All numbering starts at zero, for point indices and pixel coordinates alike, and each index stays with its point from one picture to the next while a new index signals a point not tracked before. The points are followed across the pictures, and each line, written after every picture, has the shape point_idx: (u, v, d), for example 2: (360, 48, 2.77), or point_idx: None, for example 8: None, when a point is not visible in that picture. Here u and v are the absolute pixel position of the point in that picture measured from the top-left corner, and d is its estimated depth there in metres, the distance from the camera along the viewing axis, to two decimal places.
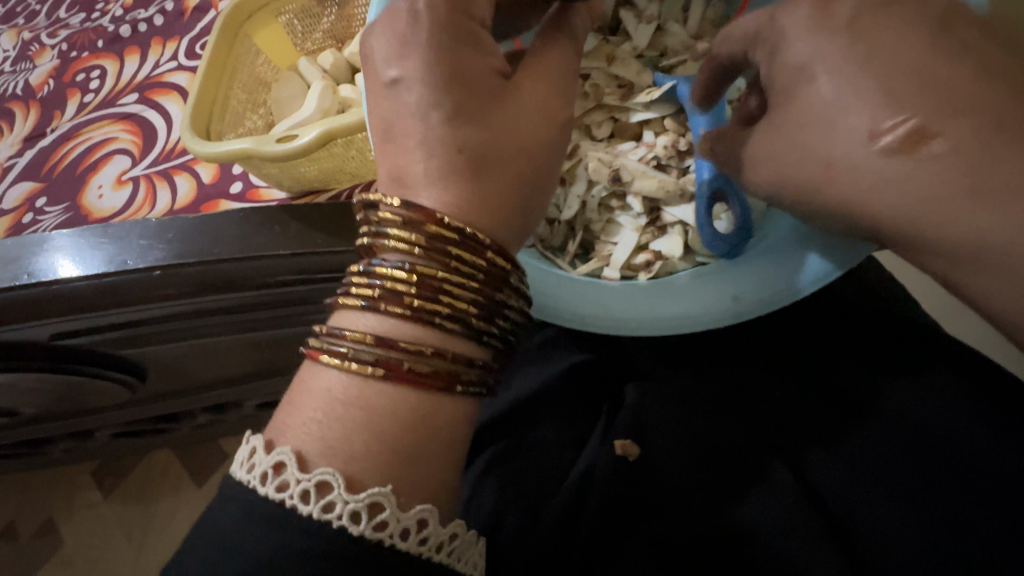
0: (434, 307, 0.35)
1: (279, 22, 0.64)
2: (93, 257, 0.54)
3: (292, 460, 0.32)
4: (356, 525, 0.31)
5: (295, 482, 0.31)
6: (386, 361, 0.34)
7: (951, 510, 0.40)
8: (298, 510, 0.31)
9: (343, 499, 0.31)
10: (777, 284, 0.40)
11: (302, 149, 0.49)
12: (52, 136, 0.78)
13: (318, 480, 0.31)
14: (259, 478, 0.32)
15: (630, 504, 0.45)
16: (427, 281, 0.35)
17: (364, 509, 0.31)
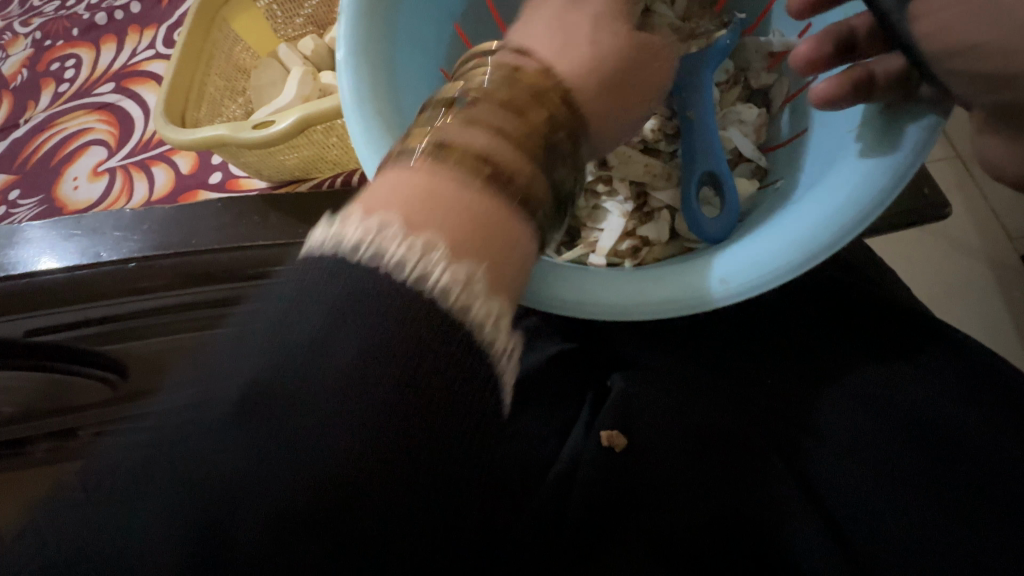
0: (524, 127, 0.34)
1: (257, 7, 0.62)
2: (66, 249, 0.52)
3: (389, 226, 0.27)
4: (444, 307, 0.27)
5: (386, 233, 0.27)
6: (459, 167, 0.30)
7: (940, 495, 0.40)
8: (384, 277, 0.26)
9: (447, 285, 0.27)
10: (772, 264, 0.37)
11: (279, 135, 0.47)
12: (25, 127, 0.75)
13: (415, 247, 0.27)
14: (345, 247, 0.27)
15: (619, 495, 0.43)
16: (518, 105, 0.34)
17: (447, 298, 0.27)
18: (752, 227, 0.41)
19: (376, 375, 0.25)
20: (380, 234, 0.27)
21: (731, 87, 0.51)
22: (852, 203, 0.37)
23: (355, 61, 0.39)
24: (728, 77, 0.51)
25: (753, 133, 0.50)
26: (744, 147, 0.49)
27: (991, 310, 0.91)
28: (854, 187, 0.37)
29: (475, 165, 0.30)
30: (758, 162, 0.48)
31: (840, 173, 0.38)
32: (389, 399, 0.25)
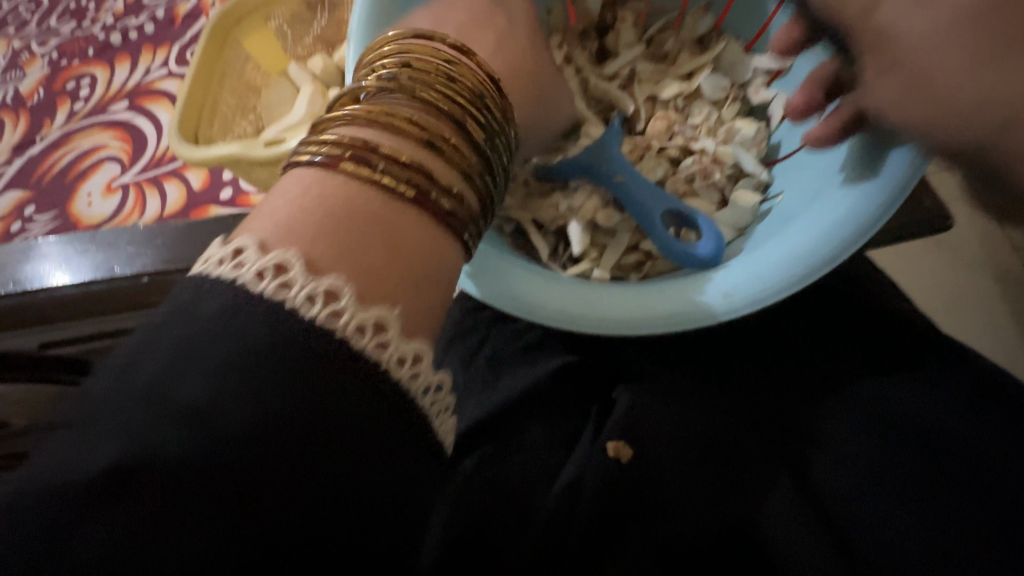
0: (442, 107, 0.35)
1: (269, 28, 0.64)
2: (81, 264, 0.54)
3: (252, 245, 0.28)
4: (313, 308, 0.26)
5: (255, 263, 0.27)
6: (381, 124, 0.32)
7: (947, 507, 0.40)
8: (251, 288, 0.26)
9: (302, 279, 0.26)
10: (773, 280, 0.37)
11: (289, 153, 0.48)
12: (41, 144, 0.77)
13: (277, 261, 0.27)
14: (222, 264, 0.27)
15: (624, 507, 0.43)
16: (442, 85, 0.36)
17: (324, 294, 0.26)
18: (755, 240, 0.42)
19: (292, 355, 0.25)
20: (246, 252, 0.27)
21: (731, 103, 0.51)
22: (854, 215, 0.38)
23: (363, 82, 0.41)
24: (727, 94, 0.52)
25: (754, 147, 0.49)
26: (747, 161, 0.49)
27: (1000, 323, 0.91)
28: (854, 201, 0.38)
29: (396, 126, 0.33)
30: (760, 176, 0.48)
31: (841, 188, 0.39)
32: (308, 391, 0.25)
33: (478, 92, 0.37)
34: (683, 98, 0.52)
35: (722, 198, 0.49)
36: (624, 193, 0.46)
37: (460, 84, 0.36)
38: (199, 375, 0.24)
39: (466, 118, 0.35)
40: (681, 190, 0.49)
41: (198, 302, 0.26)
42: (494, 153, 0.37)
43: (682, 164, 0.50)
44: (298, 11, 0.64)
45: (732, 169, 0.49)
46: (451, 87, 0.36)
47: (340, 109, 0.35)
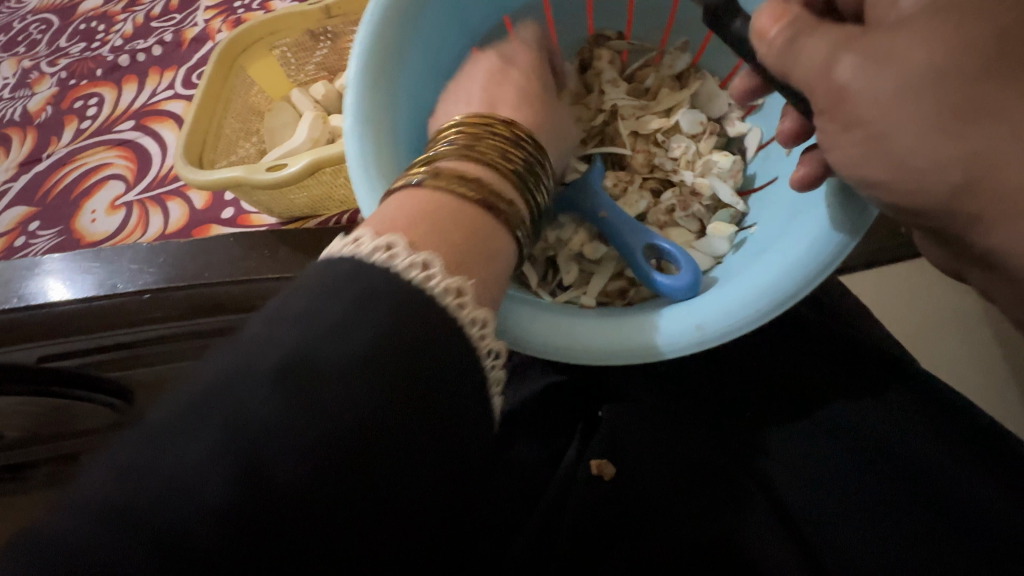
0: (512, 159, 0.40)
1: (273, 55, 0.67)
2: (83, 281, 0.55)
3: (403, 243, 0.31)
4: (455, 307, 0.30)
5: (400, 256, 0.30)
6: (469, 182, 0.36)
7: (915, 525, 0.42)
8: (407, 278, 0.30)
9: (446, 278, 0.31)
10: (745, 313, 0.39)
11: (292, 177, 0.50)
12: (47, 161, 0.79)
13: (426, 258, 0.31)
14: (370, 252, 0.30)
15: (608, 524, 0.44)
16: (513, 143, 0.41)
17: (462, 301, 0.31)
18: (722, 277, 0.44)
19: (366, 364, 0.26)
20: (397, 247, 0.31)
21: (708, 137, 0.54)
22: (815, 254, 0.39)
23: (362, 127, 0.42)
24: (705, 128, 0.54)
25: (731, 178, 0.52)
26: (723, 192, 0.51)
27: None
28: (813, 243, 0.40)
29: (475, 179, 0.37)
30: (737, 207, 0.51)
31: (799, 229, 0.41)
32: (338, 431, 0.25)
33: (537, 152, 0.43)
34: (662, 133, 0.55)
35: (700, 227, 0.51)
36: (609, 228, 0.49)
37: (523, 144, 0.42)
38: (211, 442, 0.23)
39: (530, 169, 0.41)
40: (664, 218, 0.52)
41: (210, 366, 0.26)
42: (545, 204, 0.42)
43: (664, 196, 0.52)
44: (302, 39, 0.67)
45: (711, 200, 0.52)
46: (519, 146, 0.41)
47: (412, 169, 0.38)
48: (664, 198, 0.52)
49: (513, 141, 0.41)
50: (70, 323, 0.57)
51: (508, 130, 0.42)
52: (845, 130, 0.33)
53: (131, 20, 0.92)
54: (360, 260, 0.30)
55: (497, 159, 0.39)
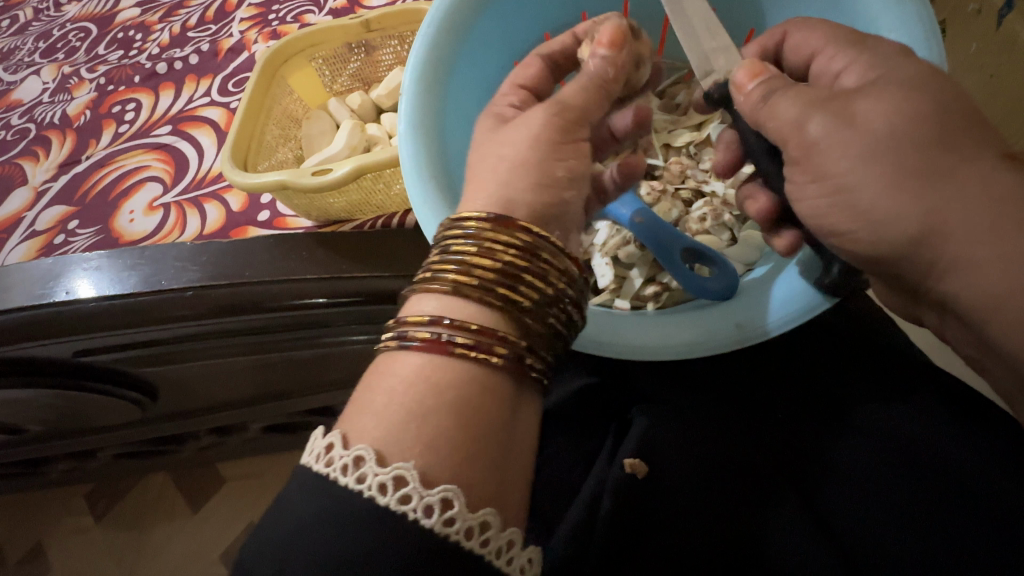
0: (494, 281, 0.37)
1: (312, 66, 0.70)
2: (128, 278, 0.57)
3: (372, 456, 0.32)
4: (429, 519, 0.30)
5: (373, 475, 0.31)
6: (472, 339, 0.36)
7: (947, 528, 0.42)
8: (376, 501, 0.31)
9: (418, 492, 0.31)
10: (773, 317, 0.44)
11: (337, 181, 0.53)
12: (86, 162, 0.82)
13: (394, 474, 0.31)
14: (341, 471, 0.32)
15: (639, 520, 0.46)
16: (494, 257, 0.38)
17: (438, 504, 0.31)
18: (743, 289, 0.48)
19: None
20: (365, 463, 0.32)
21: None
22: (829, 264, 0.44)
23: (416, 131, 0.49)
24: None
25: None
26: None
27: None
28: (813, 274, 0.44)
29: (477, 331, 0.36)
30: None
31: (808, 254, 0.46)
32: None
33: (524, 254, 0.38)
34: (693, 146, 0.60)
35: (731, 236, 0.55)
36: (645, 231, 0.51)
37: (506, 254, 0.38)
38: None
39: (518, 282, 0.38)
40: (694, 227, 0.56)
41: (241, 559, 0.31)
42: (564, 314, 0.40)
43: (695, 205, 0.57)
44: (339, 52, 0.70)
45: (741, 211, 0.56)
46: (502, 258, 0.38)
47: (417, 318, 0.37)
48: (695, 208, 0.57)
49: (498, 251, 0.38)
50: (109, 318, 0.59)
51: (490, 239, 0.38)
52: (820, 178, 0.36)
53: (167, 30, 0.95)
54: (333, 481, 0.32)
55: (478, 287, 0.37)
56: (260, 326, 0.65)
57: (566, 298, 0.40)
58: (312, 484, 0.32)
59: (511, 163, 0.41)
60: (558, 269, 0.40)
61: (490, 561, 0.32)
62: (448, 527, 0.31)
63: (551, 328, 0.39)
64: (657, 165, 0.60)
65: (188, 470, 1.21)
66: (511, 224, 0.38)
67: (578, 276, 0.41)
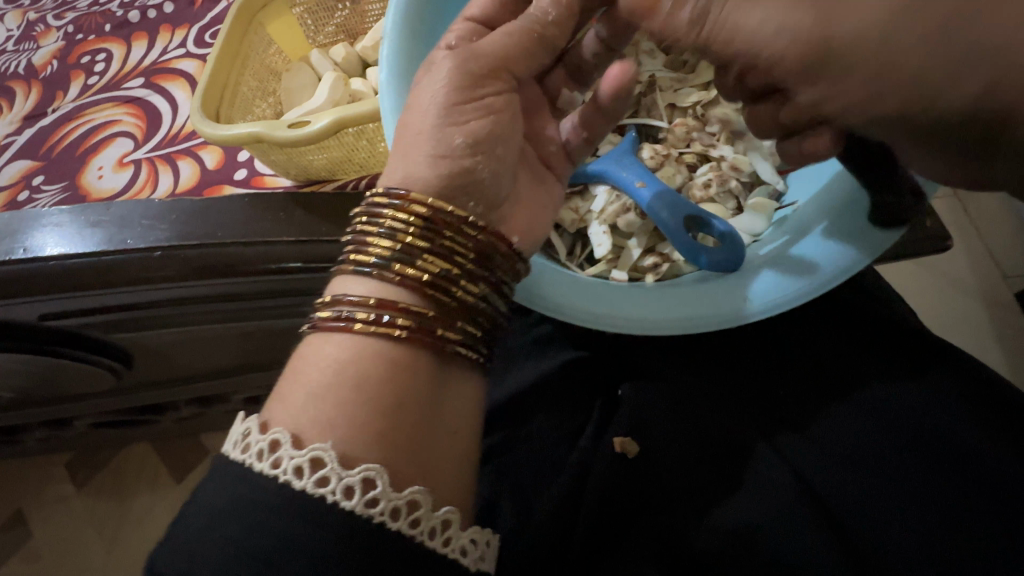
0: (425, 264, 0.36)
1: (292, 14, 0.65)
2: (91, 236, 0.53)
3: (287, 439, 0.31)
4: (349, 501, 0.30)
5: (288, 458, 0.31)
6: (411, 335, 0.35)
7: (949, 505, 0.41)
8: (291, 485, 0.30)
9: (337, 473, 0.30)
10: (792, 287, 0.42)
11: (314, 135, 0.49)
12: (52, 115, 0.76)
13: (312, 455, 0.31)
14: (256, 456, 0.31)
15: (632, 499, 0.45)
16: (424, 239, 0.37)
17: (359, 485, 0.30)
18: (757, 261, 0.45)
19: None
20: (280, 447, 0.31)
21: None
22: (844, 215, 0.43)
23: (397, 83, 0.47)
24: None
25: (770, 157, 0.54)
26: (759, 165, 0.53)
27: (989, 348, 0.97)
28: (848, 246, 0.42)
29: (414, 324, 0.35)
30: (775, 186, 0.52)
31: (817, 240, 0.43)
32: None
33: (457, 237, 0.37)
34: (700, 107, 0.57)
35: (736, 204, 0.54)
36: (643, 197, 0.51)
37: (446, 244, 0.37)
38: None
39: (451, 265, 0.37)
40: (698, 194, 0.54)
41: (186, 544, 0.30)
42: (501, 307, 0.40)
43: (701, 170, 0.55)
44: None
45: (749, 178, 0.54)
46: (432, 240, 0.37)
47: (346, 307, 0.35)
48: (699, 174, 0.55)
49: (427, 234, 0.37)
50: (74, 279, 0.55)
51: (417, 219, 0.37)
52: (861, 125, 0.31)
53: None
54: (248, 466, 0.31)
55: (414, 276, 0.36)
56: (237, 292, 0.61)
57: (498, 281, 0.39)
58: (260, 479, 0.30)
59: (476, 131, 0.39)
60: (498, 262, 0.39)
61: (422, 543, 0.31)
62: (370, 508, 0.30)
63: (487, 325, 0.39)
64: (660, 128, 0.57)
65: (172, 440, 1.19)
66: (443, 209, 0.37)
67: (514, 254, 0.40)
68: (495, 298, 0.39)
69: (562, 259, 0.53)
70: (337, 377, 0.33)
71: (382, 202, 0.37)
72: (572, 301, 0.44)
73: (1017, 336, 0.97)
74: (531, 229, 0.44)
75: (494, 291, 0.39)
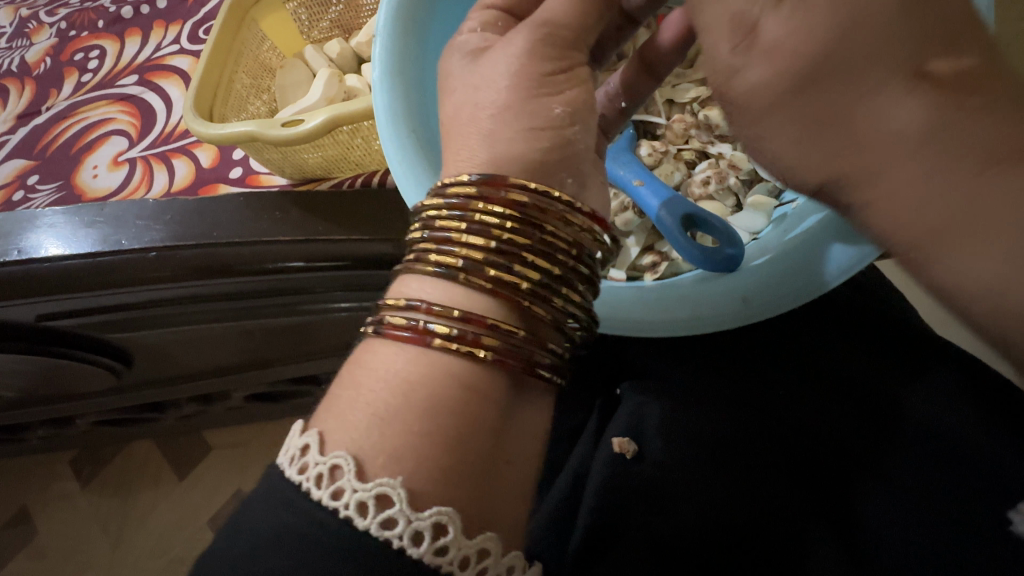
0: (524, 267, 0.35)
1: (285, 10, 0.64)
2: (86, 237, 0.52)
3: (352, 467, 0.30)
4: (417, 548, 0.29)
5: (351, 491, 0.29)
6: (500, 343, 0.33)
7: (956, 507, 0.41)
8: (353, 522, 0.29)
9: (406, 517, 0.29)
10: (788, 288, 0.42)
11: (308, 133, 0.48)
12: (46, 114, 0.76)
13: (378, 492, 0.29)
14: (313, 481, 0.30)
15: (633, 495, 0.44)
16: (521, 235, 0.35)
17: (428, 531, 0.29)
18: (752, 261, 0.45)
19: None
20: (342, 474, 0.30)
21: None
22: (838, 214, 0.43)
23: (390, 81, 0.47)
24: None
25: None
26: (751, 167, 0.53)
27: None
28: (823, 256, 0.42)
29: (504, 330, 0.34)
30: (774, 182, 0.52)
31: (822, 219, 0.43)
32: None
33: (552, 234, 0.36)
34: (698, 103, 0.57)
35: (736, 201, 0.53)
36: (640, 196, 0.50)
37: (540, 241, 0.35)
38: None
39: (548, 265, 0.35)
40: (697, 192, 0.54)
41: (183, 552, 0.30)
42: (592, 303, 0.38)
43: (700, 167, 0.55)
44: None
45: (749, 175, 0.53)
46: (530, 236, 0.35)
47: (428, 313, 0.34)
48: (698, 171, 0.55)
49: (521, 232, 0.35)
50: (69, 280, 0.54)
51: (513, 213, 0.35)
52: None
53: None
54: (303, 490, 0.30)
55: (504, 277, 0.34)
56: (234, 292, 0.61)
57: (590, 276, 0.38)
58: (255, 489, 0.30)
59: None
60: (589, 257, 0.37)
61: None
62: (439, 557, 0.29)
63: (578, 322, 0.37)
64: (658, 124, 0.57)
65: (174, 437, 1.19)
66: (544, 200, 0.35)
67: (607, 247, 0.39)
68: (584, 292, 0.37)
69: None
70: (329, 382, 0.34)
71: (469, 198, 0.35)
72: None
73: None
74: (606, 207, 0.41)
75: (586, 291, 0.38)
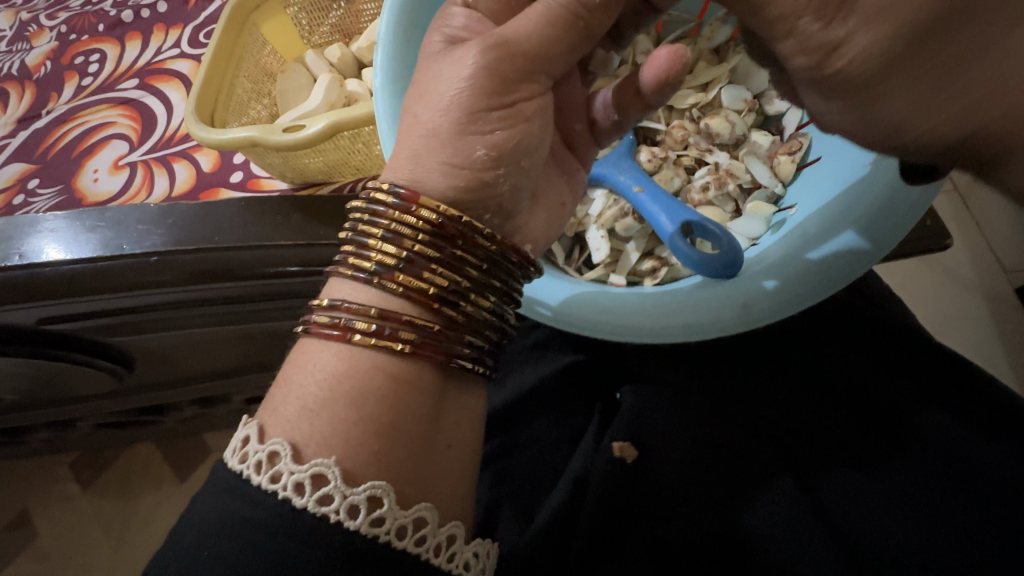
0: (438, 278, 0.36)
1: (286, 14, 0.64)
2: (87, 241, 0.52)
3: (287, 452, 0.31)
4: (353, 520, 0.30)
5: (288, 474, 0.31)
6: (414, 345, 0.35)
7: (948, 513, 0.41)
8: (291, 502, 0.30)
9: (341, 491, 0.30)
10: (796, 292, 0.42)
11: (310, 139, 0.48)
12: (46, 118, 0.76)
13: (313, 472, 0.31)
14: (254, 468, 0.31)
15: (631, 503, 0.45)
16: (433, 247, 0.36)
17: (364, 504, 0.31)
18: (754, 266, 0.45)
19: None
20: (280, 460, 0.31)
21: (748, 115, 0.55)
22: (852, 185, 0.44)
23: (391, 87, 0.47)
24: (747, 104, 0.55)
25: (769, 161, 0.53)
26: (771, 104, 0.56)
27: (986, 340, 0.97)
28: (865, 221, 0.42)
29: (415, 333, 0.35)
30: (774, 189, 0.52)
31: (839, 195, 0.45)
32: None
33: (468, 247, 0.37)
34: (698, 109, 0.57)
35: (734, 207, 0.54)
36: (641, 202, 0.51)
37: (456, 254, 0.37)
38: None
39: (459, 276, 0.37)
40: (697, 197, 0.54)
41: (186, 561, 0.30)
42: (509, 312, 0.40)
43: (698, 174, 0.55)
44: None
45: (748, 182, 0.53)
46: (442, 248, 0.36)
47: (345, 311, 0.35)
48: (697, 176, 0.55)
49: (437, 245, 0.36)
50: (71, 284, 0.54)
51: (427, 226, 0.36)
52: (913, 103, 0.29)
53: None
54: (247, 478, 0.31)
55: (417, 285, 0.36)
56: (233, 296, 0.61)
57: (507, 289, 0.39)
58: (259, 497, 0.30)
59: (483, 142, 0.39)
60: (507, 273, 0.39)
61: (427, 559, 0.32)
62: (377, 527, 0.31)
63: (492, 331, 0.39)
64: (658, 129, 0.58)
65: (174, 440, 1.19)
66: (457, 217, 0.36)
67: (524, 261, 0.40)
68: (501, 304, 0.39)
69: (561, 264, 0.54)
70: (334, 390, 0.34)
71: (390, 208, 0.36)
72: (565, 308, 0.45)
73: (1017, 332, 0.97)
74: (547, 230, 0.45)
75: (500, 298, 0.39)
